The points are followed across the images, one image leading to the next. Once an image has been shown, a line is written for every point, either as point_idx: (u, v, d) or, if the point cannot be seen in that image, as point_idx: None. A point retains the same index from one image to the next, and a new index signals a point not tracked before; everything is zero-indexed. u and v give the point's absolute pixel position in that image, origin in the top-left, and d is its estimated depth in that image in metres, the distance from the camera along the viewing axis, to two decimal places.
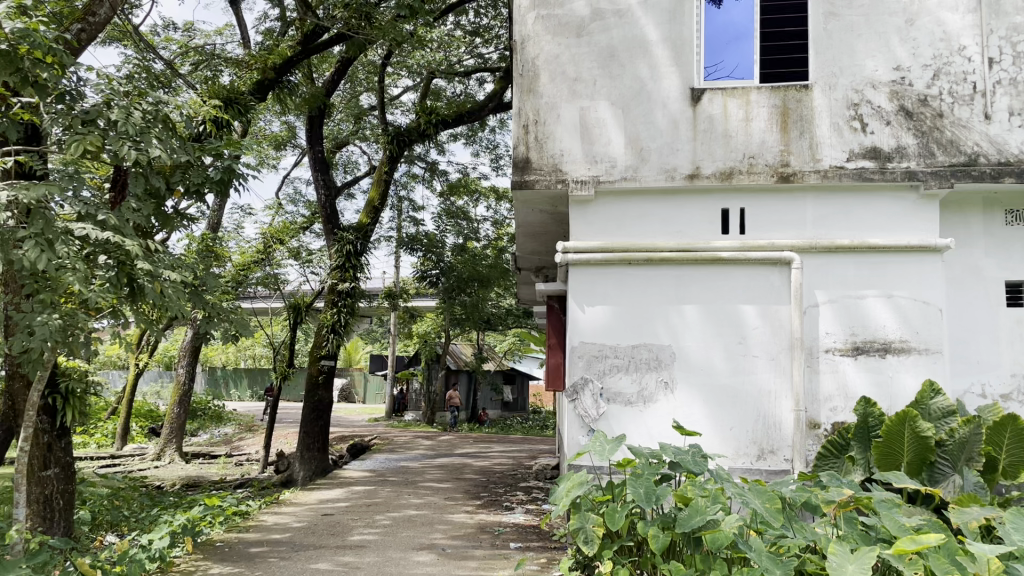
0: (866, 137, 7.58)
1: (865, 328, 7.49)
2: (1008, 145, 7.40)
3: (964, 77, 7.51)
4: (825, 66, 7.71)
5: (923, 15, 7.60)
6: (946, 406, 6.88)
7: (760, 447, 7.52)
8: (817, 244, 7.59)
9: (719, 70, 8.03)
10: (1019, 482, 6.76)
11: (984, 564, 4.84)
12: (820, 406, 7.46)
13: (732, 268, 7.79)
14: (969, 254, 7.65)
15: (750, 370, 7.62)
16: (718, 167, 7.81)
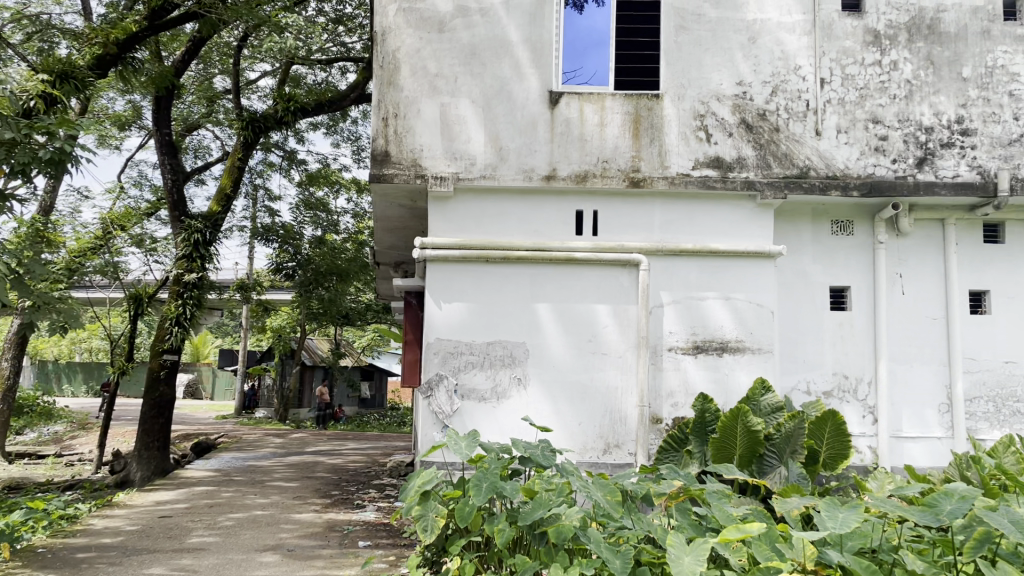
0: (710, 147, 7.98)
1: (705, 327, 7.88)
2: (836, 160, 7.94)
3: (798, 94, 8.02)
4: (675, 77, 8.05)
5: (763, 34, 8.08)
6: (774, 402, 7.38)
7: (606, 442, 7.76)
8: (663, 248, 7.91)
9: (578, 75, 8.21)
10: (836, 472, 7.32)
11: (802, 551, 5.08)
12: (663, 402, 7.80)
13: (585, 268, 8.00)
14: (798, 262, 8.20)
15: (598, 367, 7.85)
16: (573, 169, 8.00)
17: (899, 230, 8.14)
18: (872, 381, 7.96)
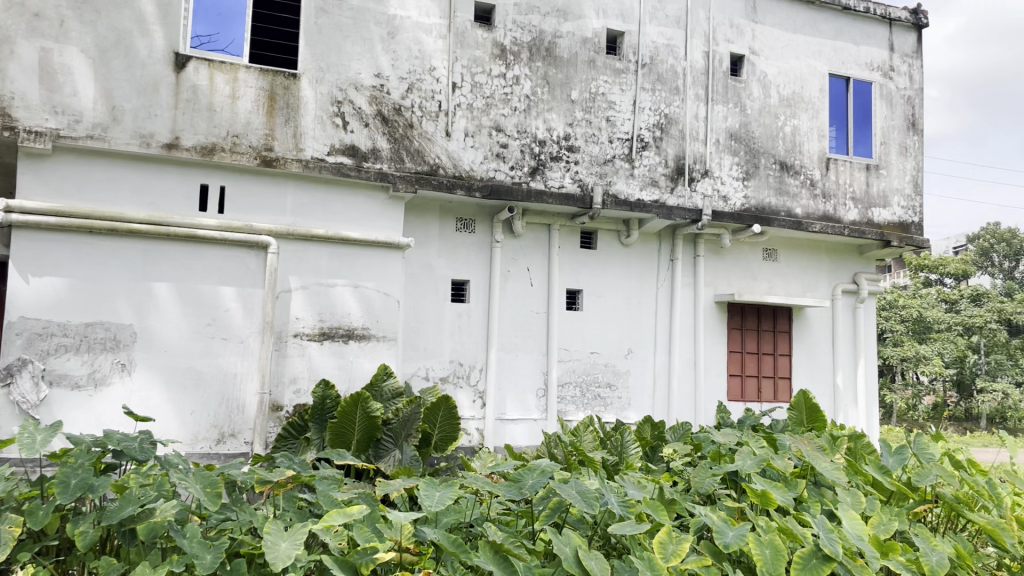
0: (345, 135, 7.99)
1: (332, 314, 7.88)
2: (462, 161, 8.42)
3: (431, 94, 8.36)
4: (315, 59, 7.92)
5: (403, 31, 8.30)
6: (394, 388, 7.63)
7: (221, 430, 7.40)
8: (294, 232, 7.74)
9: (210, 42, 7.71)
10: (445, 454, 7.79)
11: (398, 530, 4.99)
12: (284, 388, 7.64)
13: (209, 247, 7.52)
14: (423, 255, 8.56)
15: (216, 353, 7.44)
16: (199, 141, 7.46)
17: (514, 231, 8.88)
18: (483, 368, 8.65)
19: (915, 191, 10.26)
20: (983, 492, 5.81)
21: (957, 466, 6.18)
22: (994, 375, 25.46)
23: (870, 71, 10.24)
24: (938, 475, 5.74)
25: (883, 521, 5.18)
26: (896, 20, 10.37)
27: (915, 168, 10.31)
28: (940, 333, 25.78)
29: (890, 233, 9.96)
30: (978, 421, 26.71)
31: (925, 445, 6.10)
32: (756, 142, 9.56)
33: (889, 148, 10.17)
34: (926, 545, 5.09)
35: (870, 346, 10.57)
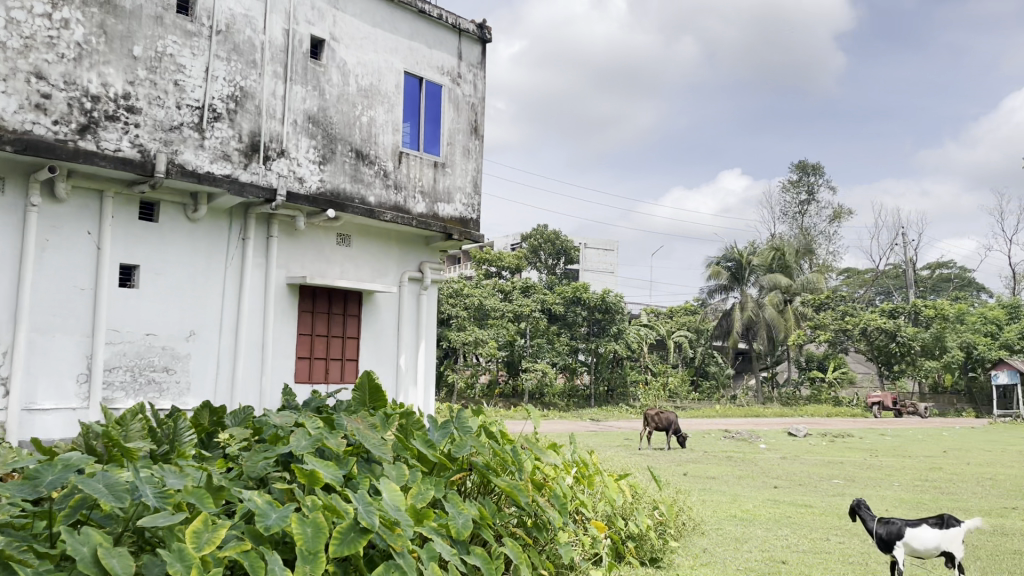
0: None
1: None
2: None
3: None
4: None
5: None
6: None
7: None
8: None
9: None
10: None
11: None
12: None
13: None
14: None
15: None
16: None
17: (55, 195, 7.78)
18: (5, 351, 7.42)
19: (474, 190, 11.22)
20: (507, 458, 6.07)
21: (490, 437, 6.26)
22: (536, 356, 29.92)
23: (441, 75, 10.94)
24: (475, 445, 5.72)
25: (420, 488, 4.90)
26: (464, 32, 11.26)
27: (476, 169, 11.27)
28: (495, 320, 29.43)
29: (452, 226, 10.72)
30: (522, 396, 31.09)
31: (467, 419, 5.94)
32: (333, 128, 9.62)
33: (454, 149, 10.99)
34: (453, 511, 5.09)
35: (431, 329, 11.35)
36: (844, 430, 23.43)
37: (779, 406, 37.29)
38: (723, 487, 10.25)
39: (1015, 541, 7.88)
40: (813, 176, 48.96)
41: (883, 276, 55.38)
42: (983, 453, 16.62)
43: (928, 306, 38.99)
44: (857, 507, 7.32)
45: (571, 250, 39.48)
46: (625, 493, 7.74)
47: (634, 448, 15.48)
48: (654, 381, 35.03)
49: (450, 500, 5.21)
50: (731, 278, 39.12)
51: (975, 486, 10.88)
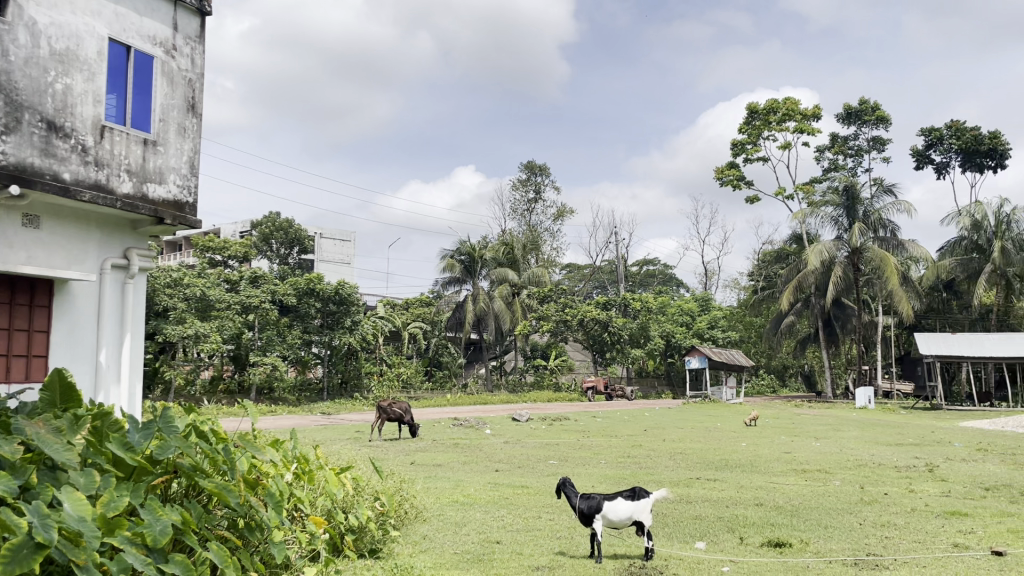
0: None
1: None
2: None
3: None
4: None
5: None
6: None
7: None
8: None
9: None
10: None
11: None
12: None
13: None
14: None
15: None
16: None
17: None
18: None
19: (191, 171, 10.22)
20: (221, 455, 4.64)
21: (199, 434, 4.69)
22: (265, 349, 28.90)
23: (152, 46, 9.77)
24: (186, 446, 4.21)
25: (112, 493, 3.75)
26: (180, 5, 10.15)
27: (192, 148, 10.27)
28: (220, 312, 27.70)
29: (164, 210, 9.69)
30: (249, 391, 29.93)
31: (170, 409, 4.32)
32: (18, 94, 8.33)
33: (168, 126, 9.93)
34: (147, 515, 3.84)
35: (138, 321, 10.37)
36: (560, 413, 25.24)
37: (506, 393, 39.37)
38: (448, 474, 10.58)
39: (695, 507, 8.91)
40: (540, 176, 52.08)
41: (600, 272, 60.56)
42: (673, 430, 18.75)
43: (634, 299, 43.28)
44: (563, 486, 7.62)
45: (304, 240, 41.73)
46: (341, 489, 6.83)
47: (364, 440, 15.47)
48: (387, 373, 35.88)
49: (141, 502, 3.93)
50: (463, 271, 40.45)
51: (667, 460, 12.21)
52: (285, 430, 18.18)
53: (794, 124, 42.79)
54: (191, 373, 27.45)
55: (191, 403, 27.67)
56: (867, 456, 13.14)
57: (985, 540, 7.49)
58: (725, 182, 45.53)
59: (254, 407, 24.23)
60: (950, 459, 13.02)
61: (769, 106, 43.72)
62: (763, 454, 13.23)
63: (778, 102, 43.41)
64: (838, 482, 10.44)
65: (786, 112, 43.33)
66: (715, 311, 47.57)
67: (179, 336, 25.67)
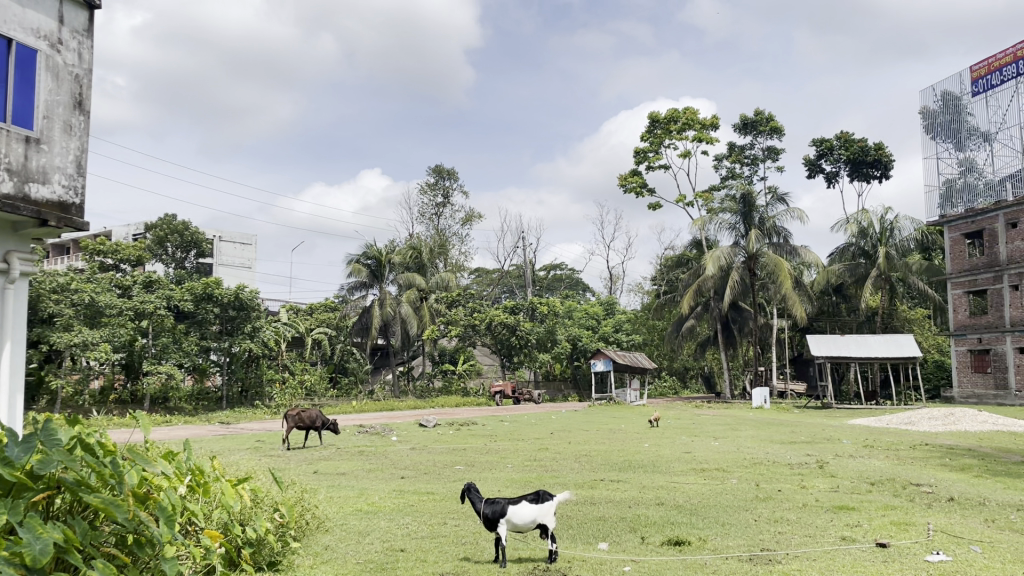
0: None
1: None
2: None
3: None
4: None
5: None
6: None
7: None
8: None
9: None
10: None
11: None
12: None
13: None
14: None
15: None
16: None
17: None
18: None
19: (77, 172, 8.61)
20: (109, 469, 4.15)
21: (85, 446, 4.19)
22: (160, 357, 27.78)
23: (36, 38, 8.13)
24: (71, 461, 3.79)
25: None
26: None
27: (79, 148, 8.66)
28: (110, 318, 26.44)
29: (49, 212, 8.02)
30: (142, 401, 28.92)
31: (54, 423, 3.90)
32: None
33: (54, 123, 8.33)
34: (25, 534, 3.50)
35: (18, 329, 9.72)
36: (467, 418, 25.24)
37: (413, 399, 39.11)
38: (351, 482, 10.42)
39: (599, 508, 9.05)
40: (448, 180, 52.05)
41: (508, 276, 60.96)
42: (579, 432, 19.03)
43: (541, 303, 43.71)
44: (468, 491, 7.57)
45: (201, 243, 40.43)
46: (241, 502, 6.29)
47: (265, 449, 15.07)
48: (290, 381, 35.17)
49: (19, 521, 3.57)
50: (370, 275, 40.07)
51: (572, 463, 12.37)
52: (180, 441, 17.51)
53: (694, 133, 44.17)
54: (80, 382, 26.18)
55: (79, 415, 26.39)
56: (762, 455, 13.66)
57: (869, 532, 7.88)
58: (628, 189, 46.57)
59: (146, 417, 23.34)
60: (838, 456, 13.68)
61: (670, 115, 44.99)
62: (664, 455, 13.57)
63: (679, 112, 44.71)
64: (735, 480, 10.81)
65: (686, 122, 44.68)
66: (620, 315, 48.61)
67: (65, 345, 24.37)
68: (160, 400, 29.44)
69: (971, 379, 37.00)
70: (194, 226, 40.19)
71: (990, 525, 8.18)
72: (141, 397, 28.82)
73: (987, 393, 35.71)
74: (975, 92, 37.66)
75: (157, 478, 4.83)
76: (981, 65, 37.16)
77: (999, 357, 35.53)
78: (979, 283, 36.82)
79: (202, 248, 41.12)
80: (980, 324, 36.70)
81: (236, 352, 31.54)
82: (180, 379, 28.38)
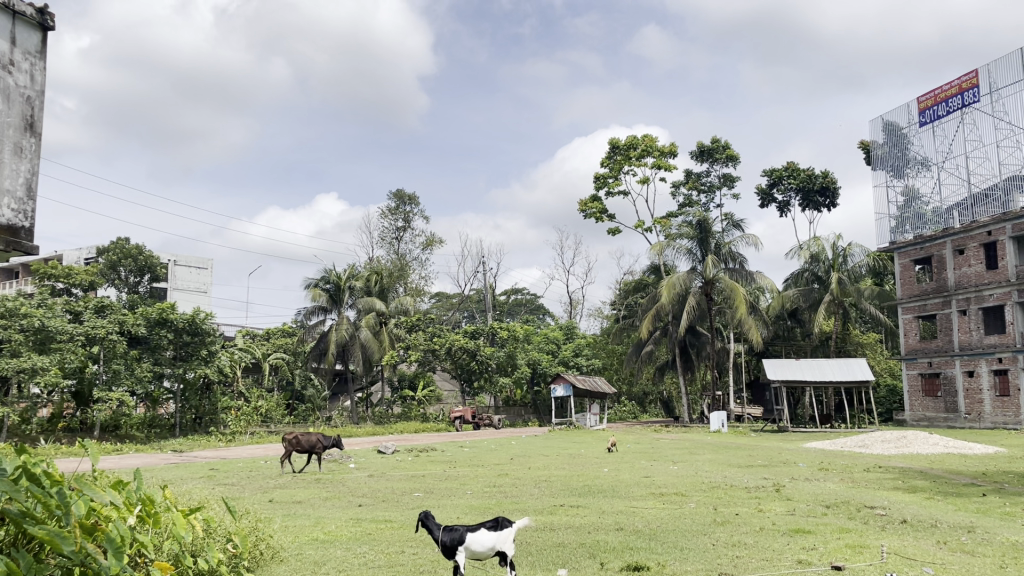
0: None
1: None
2: None
3: None
4: None
5: None
6: None
7: None
8: None
9: None
10: None
11: None
12: None
13: None
14: None
15: None
16: None
17: None
18: None
19: (29, 197, 7.67)
20: (54, 500, 4.02)
21: (31, 477, 4.01)
22: (111, 384, 27.20)
23: None
24: (17, 492, 3.67)
25: None
26: (19, 14, 7.69)
27: (31, 172, 7.73)
28: (61, 343, 25.69)
29: None
30: (91, 429, 28.13)
31: None
32: None
33: (2, 144, 7.44)
34: None
35: None
36: (426, 444, 25.02)
37: (371, 425, 38.64)
38: (307, 511, 10.24)
39: (559, 535, 9.02)
40: (409, 205, 52.05)
41: (468, 301, 60.92)
42: (539, 458, 18.97)
43: (502, 327, 43.49)
44: (426, 519, 7.47)
45: (155, 267, 39.79)
46: (193, 533, 6.03)
47: (218, 478, 14.77)
48: (246, 407, 34.66)
49: None
50: (329, 300, 39.84)
51: (531, 489, 12.32)
52: (132, 470, 17.08)
53: (652, 160, 44.86)
54: (27, 411, 25.51)
55: (26, 445, 25.55)
56: (721, 479, 13.77)
57: (825, 556, 7.95)
58: (588, 214, 46.99)
59: (97, 445, 22.85)
60: (793, 479, 13.86)
61: (629, 143, 45.61)
62: (624, 479, 13.60)
63: (638, 139, 45.36)
64: (693, 505, 10.85)
65: (645, 148, 45.32)
66: (579, 339, 48.85)
67: (13, 370, 23.62)
68: (110, 428, 28.74)
69: (922, 403, 37.79)
70: (148, 250, 39.64)
71: (942, 547, 8.33)
72: (91, 425, 28.01)
73: (938, 416, 36.52)
74: (922, 122, 38.80)
75: (107, 509, 4.65)
76: (927, 97, 38.35)
77: (948, 381, 36.37)
78: (929, 308, 37.72)
79: (157, 272, 40.50)
80: (930, 349, 37.58)
81: (191, 378, 31.04)
82: (132, 407, 27.78)
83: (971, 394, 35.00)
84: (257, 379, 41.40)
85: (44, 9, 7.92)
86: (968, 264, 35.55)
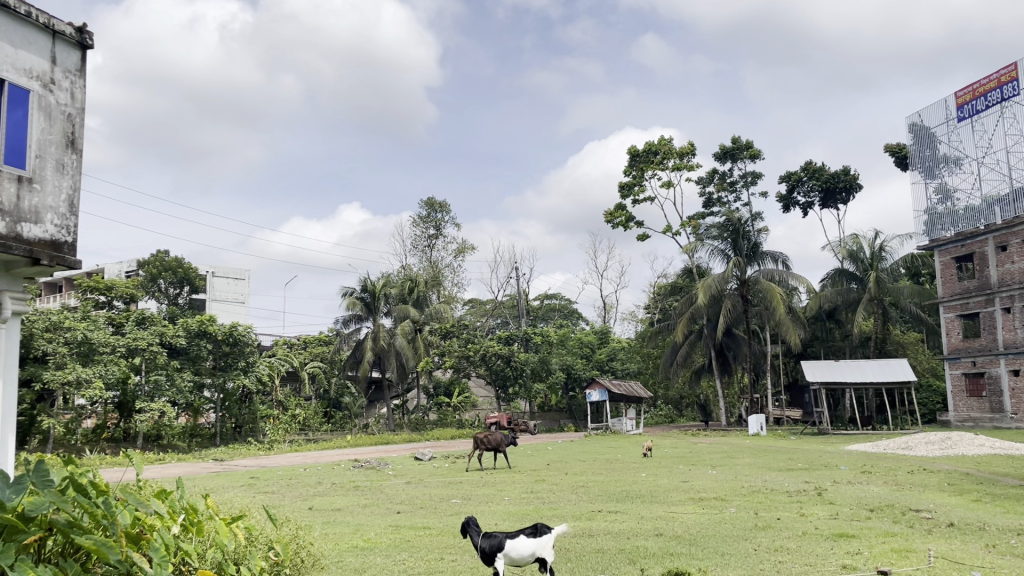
0: None
1: None
2: None
3: None
4: None
5: None
6: None
7: None
8: None
9: None
10: None
11: None
12: None
13: None
14: None
15: None
16: None
17: None
18: None
19: (71, 212, 7.83)
20: (100, 509, 4.07)
21: (77, 487, 4.07)
22: (153, 395, 27.60)
23: (27, 78, 7.46)
24: (63, 501, 3.74)
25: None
26: (59, 34, 7.87)
27: (72, 188, 7.90)
28: (103, 356, 26.03)
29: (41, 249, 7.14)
30: (135, 439, 28.63)
31: (43, 464, 3.84)
32: None
33: (45, 162, 7.58)
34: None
35: None
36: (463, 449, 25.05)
37: (408, 432, 38.98)
38: (348, 519, 10.30)
39: (598, 541, 8.97)
40: (440, 213, 52.17)
41: (502, 307, 61.01)
42: (576, 463, 19.04)
43: (536, 333, 43.42)
44: (468, 526, 7.46)
45: (194, 279, 40.37)
46: (234, 540, 5.94)
47: (258, 487, 14.87)
48: (284, 416, 35.20)
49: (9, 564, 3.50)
50: (365, 309, 40.05)
51: (569, 495, 12.26)
52: (174, 479, 17.39)
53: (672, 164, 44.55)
54: (72, 422, 25.96)
55: (73, 454, 26.13)
56: (761, 483, 13.65)
57: (869, 560, 7.81)
58: (615, 224, 46.83)
59: (140, 456, 23.21)
60: (836, 482, 13.68)
61: (649, 148, 45.35)
62: (662, 485, 13.50)
63: (656, 143, 45.20)
64: (733, 509, 10.74)
65: (665, 152, 45.00)
66: (614, 343, 48.35)
67: (59, 382, 24.02)
68: (154, 438, 29.29)
69: (967, 403, 36.98)
70: (187, 262, 40.22)
71: (990, 551, 8.14)
72: (134, 435, 28.53)
73: (984, 416, 35.68)
74: (960, 117, 38.08)
75: (151, 517, 4.68)
76: (965, 91, 37.65)
77: (993, 380, 35.59)
78: (972, 306, 36.99)
79: (195, 283, 41.11)
80: (974, 348, 36.81)
81: (229, 389, 31.49)
82: (174, 417, 28.22)
83: (1018, 393, 34.21)
84: (296, 389, 41.93)
85: (87, 30, 8.13)
86: (1011, 261, 34.80)
